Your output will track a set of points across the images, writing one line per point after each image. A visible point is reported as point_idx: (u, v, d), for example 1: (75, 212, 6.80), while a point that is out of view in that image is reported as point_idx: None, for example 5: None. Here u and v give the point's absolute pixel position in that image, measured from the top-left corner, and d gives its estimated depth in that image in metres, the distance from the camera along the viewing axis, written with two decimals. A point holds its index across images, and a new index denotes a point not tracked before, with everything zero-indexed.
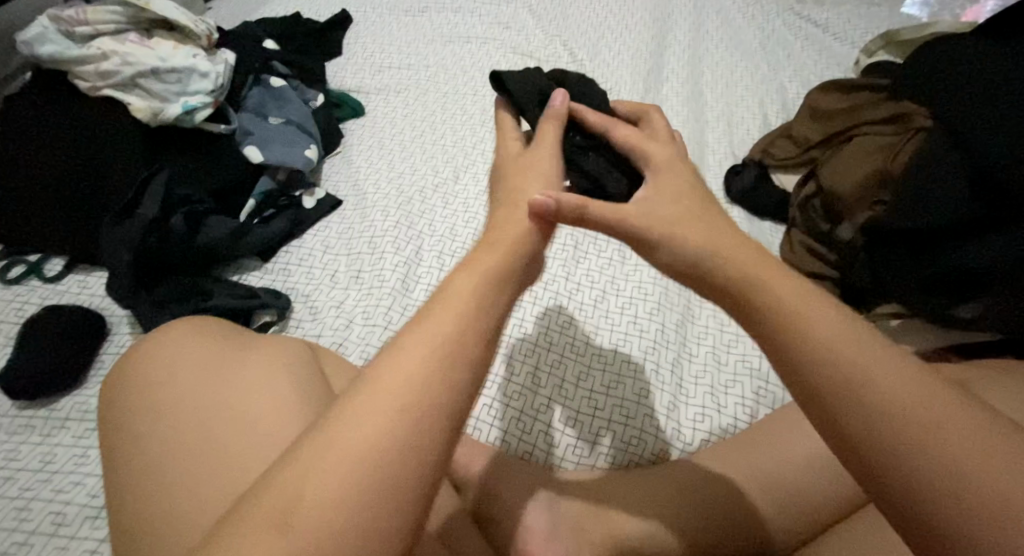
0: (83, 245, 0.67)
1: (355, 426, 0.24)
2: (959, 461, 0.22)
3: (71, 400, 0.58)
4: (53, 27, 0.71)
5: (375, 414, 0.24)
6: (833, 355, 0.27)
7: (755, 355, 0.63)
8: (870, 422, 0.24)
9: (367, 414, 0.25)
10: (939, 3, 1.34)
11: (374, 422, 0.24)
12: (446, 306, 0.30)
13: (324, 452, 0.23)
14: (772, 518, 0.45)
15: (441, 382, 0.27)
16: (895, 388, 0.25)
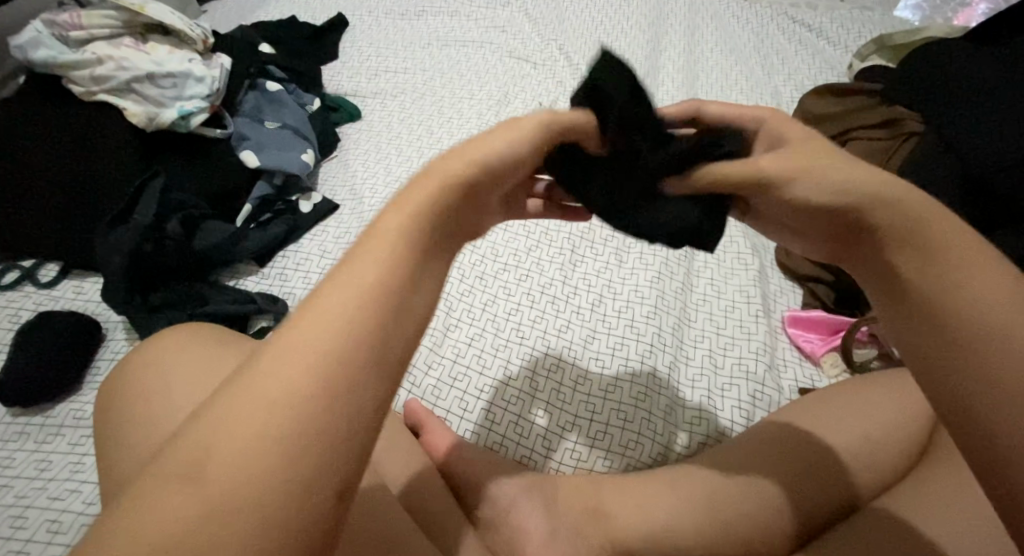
0: (79, 251, 0.67)
1: (245, 398, 0.20)
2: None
3: (65, 407, 0.58)
4: (48, 32, 0.70)
5: (265, 383, 0.20)
6: (966, 307, 0.28)
7: (751, 358, 0.63)
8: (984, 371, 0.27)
9: (258, 383, 0.20)
10: (931, 7, 1.35)
11: (265, 395, 0.20)
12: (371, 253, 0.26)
13: (213, 432, 0.19)
14: (831, 496, 0.46)
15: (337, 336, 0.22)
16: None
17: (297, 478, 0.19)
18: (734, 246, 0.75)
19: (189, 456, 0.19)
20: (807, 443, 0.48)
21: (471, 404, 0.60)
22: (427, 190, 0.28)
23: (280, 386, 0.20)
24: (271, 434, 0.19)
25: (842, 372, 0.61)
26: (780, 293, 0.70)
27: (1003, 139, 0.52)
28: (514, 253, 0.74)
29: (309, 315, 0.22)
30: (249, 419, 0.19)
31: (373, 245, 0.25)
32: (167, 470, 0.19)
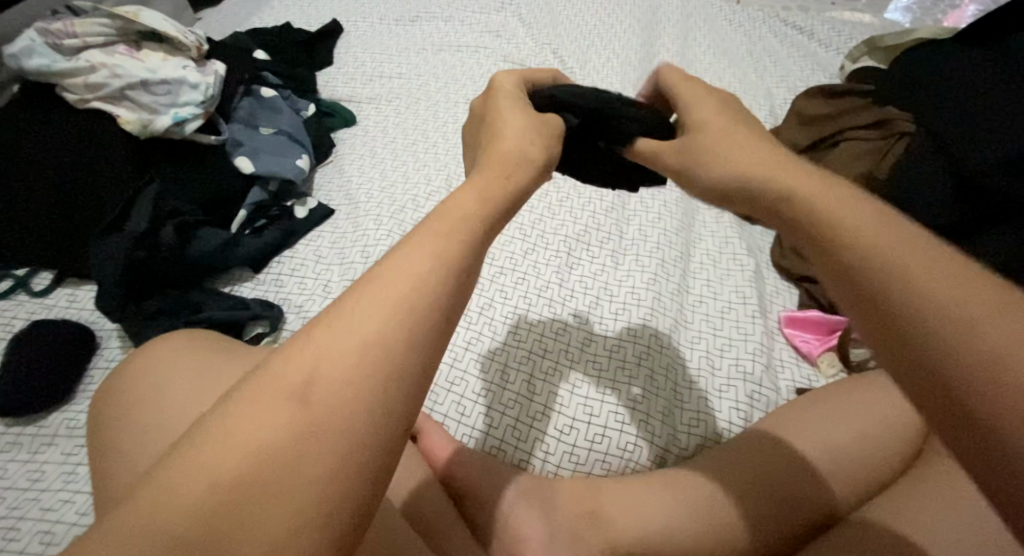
0: (73, 259, 0.66)
1: (315, 374, 0.22)
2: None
3: (59, 416, 0.57)
4: (40, 40, 0.70)
5: (336, 362, 0.22)
6: (885, 267, 0.26)
7: (749, 359, 0.63)
8: (925, 331, 0.23)
9: (329, 361, 0.22)
10: (920, 9, 1.37)
11: (335, 375, 0.22)
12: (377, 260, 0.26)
13: (285, 398, 0.21)
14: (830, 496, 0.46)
15: (403, 327, 0.24)
16: (962, 299, 0.23)
17: (373, 455, 0.21)
18: (730, 247, 0.75)
19: (265, 414, 0.21)
20: (802, 444, 0.48)
21: (469, 408, 0.60)
22: (468, 203, 0.31)
23: (354, 367, 0.22)
24: (348, 410, 0.21)
25: (840, 372, 0.62)
26: (777, 294, 0.70)
27: (994, 140, 0.52)
28: (511, 257, 0.74)
29: (366, 302, 0.24)
30: (325, 398, 0.21)
31: (424, 238, 0.27)
32: (234, 428, 0.20)
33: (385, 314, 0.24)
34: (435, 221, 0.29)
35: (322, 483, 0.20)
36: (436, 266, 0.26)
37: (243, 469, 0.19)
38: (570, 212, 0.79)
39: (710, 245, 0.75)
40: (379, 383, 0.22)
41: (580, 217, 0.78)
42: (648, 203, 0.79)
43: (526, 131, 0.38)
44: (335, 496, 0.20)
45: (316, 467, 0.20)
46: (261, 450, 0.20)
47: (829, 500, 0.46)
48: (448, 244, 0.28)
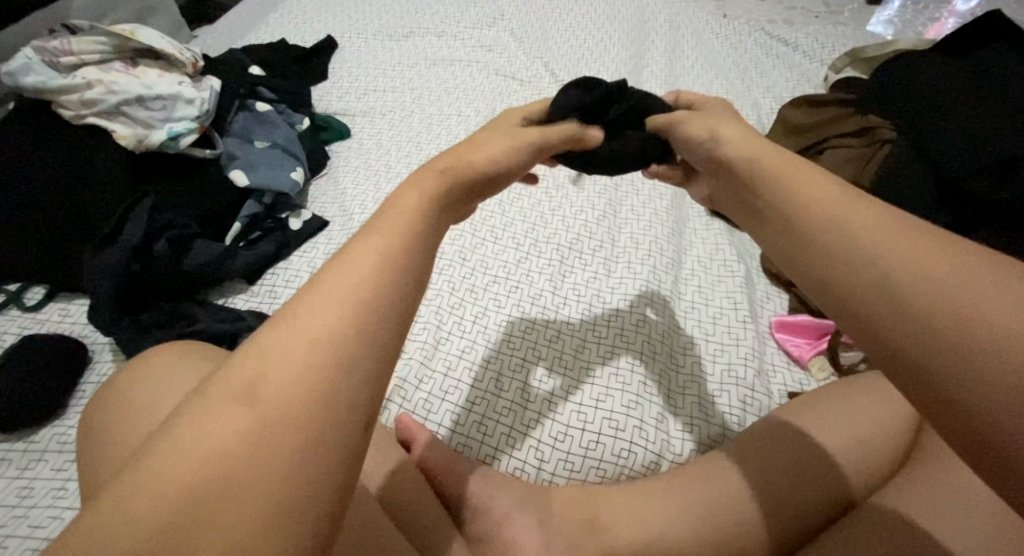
0: (66, 273, 0.67)
1: (264, 378, 0.22)
2: (982, 328, 0.22)
3: (49, 431, 0.57)
4: (37, 59, 0.70)
5: (285, 363, 0.23)
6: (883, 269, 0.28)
7: (740, 364, 0.63)
8: (892, 304, 0.26)
9: (279, 362, 0.23)
10: (902, 22, 1.40)
11: (285, 375, 0.22)
12: (364, 267, 0.27)
13: (235, 401, 0.21)
14: (823, 497, 0.46)
15: (351, 328, 0.25)
16: (930, 270, 0.26)
17: (331, 451, 0.22)
18: (720, 253, 0.76)
19: (215, 417, 0.21)
20: (793, 450, 0.48)
21: (464, 417, 0.60)
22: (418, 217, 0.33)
23: (301, 367, 0.23)
24: (300, 407, 0.22)
25: (831, 376, 0.62)
26: (768, 300, 0.71)
27: (975, 153, 0.55)
28: (504, 265, 0.74)
29: (315, 307, 0.25)
30: (281, 398, 0.22)
31: (369, 246, 0.29)
32: (186, 434, 0.20)
33: (331, 317, 0.25)
34: (404, 233, 0.30)
35: (278, 479, 0.20)
36: (392, 273, 0.27)
37: (197, 471, 0.19)
38: (563, 221, 0.80)
39: (701, 252, 0.76)
40: (329, 380, 0.23)
41: (573, 225, 0.79)
42: (638, 211, 0.80)
43: (495, 160, 0.42)
44: (295, 494, 0.20)
45: (270, 465, 0.20)
46: (214, 453, 0.20)
47: (821, 501, 0.46)
48: (400, 255, 0.29)
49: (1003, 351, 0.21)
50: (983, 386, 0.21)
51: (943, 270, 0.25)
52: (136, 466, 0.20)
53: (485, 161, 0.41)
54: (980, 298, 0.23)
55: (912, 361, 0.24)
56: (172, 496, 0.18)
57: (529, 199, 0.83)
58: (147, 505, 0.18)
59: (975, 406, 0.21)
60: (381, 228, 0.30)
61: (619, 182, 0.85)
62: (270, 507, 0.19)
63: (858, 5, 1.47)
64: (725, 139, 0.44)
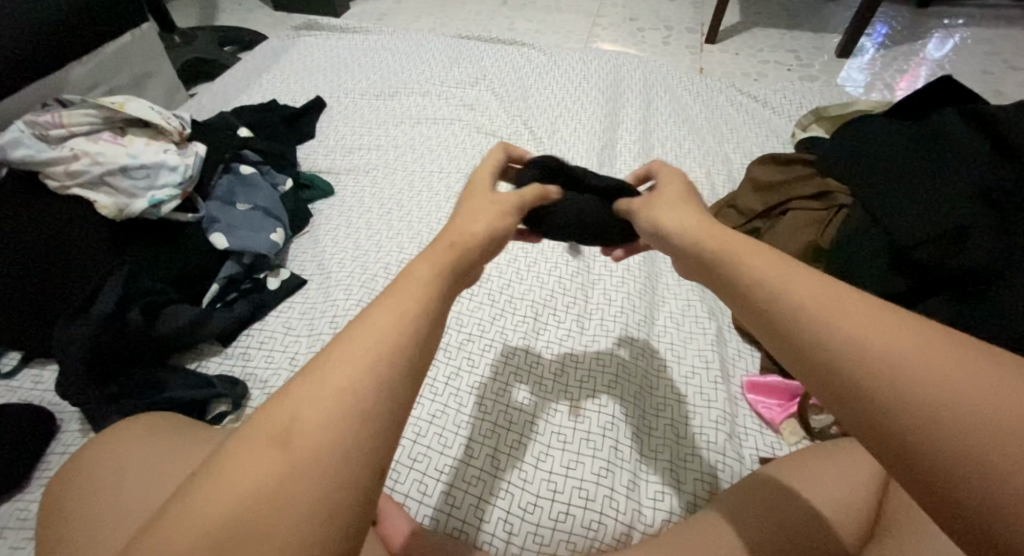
0: (42, 341, 0.68)
1: (296, 421, 0.25)
2: (962, 412, 0.22)
3: (10, 506, 0.57)
4: (28, 132, 0.72)
5: (315, 407, 0.25)
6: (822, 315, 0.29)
7: (712, 427, 0.63)
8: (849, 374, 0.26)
9: (310, 408, 0.25)
10: (872, 75, 1.46)
11: (310, 419, 0.25)
12: (375, 320, 0.29)
13: (264, 445, 0.24)
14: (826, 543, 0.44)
15: (373, 378, 0.27)
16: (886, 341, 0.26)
17: (357, 486, 0.24)
18: (692, 309, 0.77)
19: (252, 458, 0.23)
20: (776, 513, 0.46)
21: (431, 487, 0.59)
22: (424, 280, 0.34)
23: (328, 411, 0.25)
24: (326, 449, 0.24)
25: (802, 439, 0.62)
26: (738, 358, 0.71)
27: (928, 220, 0.56)
28: (479, 322, 0.75)
29: (339, 361, 0.27)
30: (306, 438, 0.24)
31: (388, 306, 0.31)
32: (226, 473, 0.23)
33: (358, 367, 0.27)
34: (392, 295, 0.32)
35: (302, 517, 0.22)
36: (397, 337, 0.29)
37: (233, 509, 0.22)
38: (537, 277, 0.81)
39: (673, 307, 0.77)
40: (351, 428, 0.25)
41: (547, 281, 0.80)
42: (612, 267, 0.81)
43: (475, 233, 0.41)
44: (313, 530, 0.22)
45: (299, 497, 0.23)
46: (248, 492, 0.22)
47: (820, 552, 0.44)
48: (414, 315, 0.31)
49: (986, 440, 0.21)
50: (979, 476, 0.21)
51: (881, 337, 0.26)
52: (177, 507, 0.22)
53: (469, 230, 0.41)
54: (939, 375, 0.24)
55: (893, 440, 0.24)
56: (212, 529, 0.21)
57: (506, 253, 0.84)
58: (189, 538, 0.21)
59: (975, 497, 0.21)
60: (397, 291, 0.32)
61: None
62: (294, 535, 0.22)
63: (828, 58, 1.53)
64: (672, 209, 0.45)
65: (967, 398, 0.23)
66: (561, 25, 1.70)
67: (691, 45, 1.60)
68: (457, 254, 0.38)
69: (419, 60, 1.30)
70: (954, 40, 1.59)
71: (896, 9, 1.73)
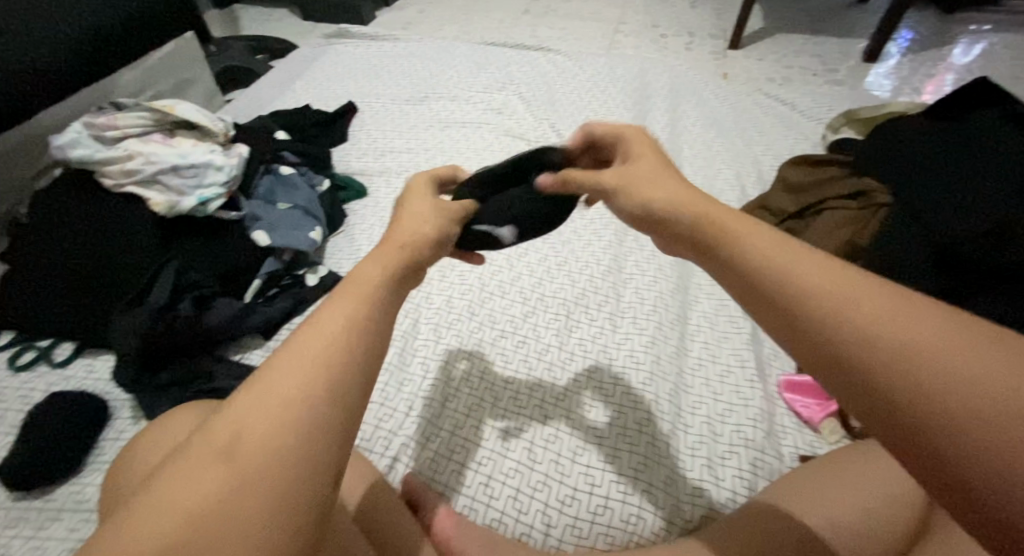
0: (94, 331, 0.71)
1: (240, 433, 0.25)
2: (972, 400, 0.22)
3: (67, 489, 0.59)
4: (86, 133, 0.76)
5: (260, 417, 0.25)
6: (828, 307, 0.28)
7: (749, 425, 0.63)
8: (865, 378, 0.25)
9: (252, 419, 0.25)
10: (899, 79, 1.45)
11: (256, 429, 0.25)
12: (322, 325, 0.30)
13: (211, 460, 0.24)
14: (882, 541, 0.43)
15: (319, 384, 0.27)
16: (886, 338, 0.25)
17: (310, 487, 0.25)
18: (726, 309, 0.77)
19: (196, 474, 0.24)
20: (835, 511, 0.44)
21: (469, 479, 0.60)
22: (369, 278, 0.34)
23: (274, 420, 0.25)
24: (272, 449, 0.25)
25: (842, 439, 0.62)
26: (774, 357, 0.71)
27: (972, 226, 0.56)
28: (512, 319, 0.76)
29: (285, 370, 0.27)
30: (252, 447, 0.25)
31: (333, 311, 0.31)
32: (180, 481, 0.24)
33: (301, 375, 0.27)
34: (347, 298, 0.32)
35: (259, 518, 0.23)
36: (341, 339, 0.29)
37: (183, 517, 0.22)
38: (568, 276, 0.82)
39: (707, 306, 0.77)
40: (298, 434, 0.25)
41: (578, 280, 0.81)
42: (643, 267, 0.82)
43: (422, 232, 0.41)
44: (268, 533, 0.23)
45: (250, 505, 0.23)
46: (206, 498, 0.23)
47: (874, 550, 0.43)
48: (357, 318, 0.31)
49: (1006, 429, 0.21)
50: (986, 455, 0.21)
51: (891, 327, 0.26)
52: (117, 524, 0.22)
53: (413, 229, 0.41)
54: (942, 369, 0.23)
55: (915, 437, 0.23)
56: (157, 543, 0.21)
57: (536, 253, 0.85)
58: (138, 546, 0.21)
59: (990, 483, 0.21)
60: (341, 293, 0.33)
61: (624, 238, 0.87)
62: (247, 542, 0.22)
63: (853, 62, 1.53)
64: (646, 182, 0.41)
65: (981, 385, 0.22)
66: (584, 32, 1.72)
67: (714, 50, 1.61)
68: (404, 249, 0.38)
69: (447, 66, 1.33)
70: (982, 45, 1.57)
71: (921, 15, 1.72)
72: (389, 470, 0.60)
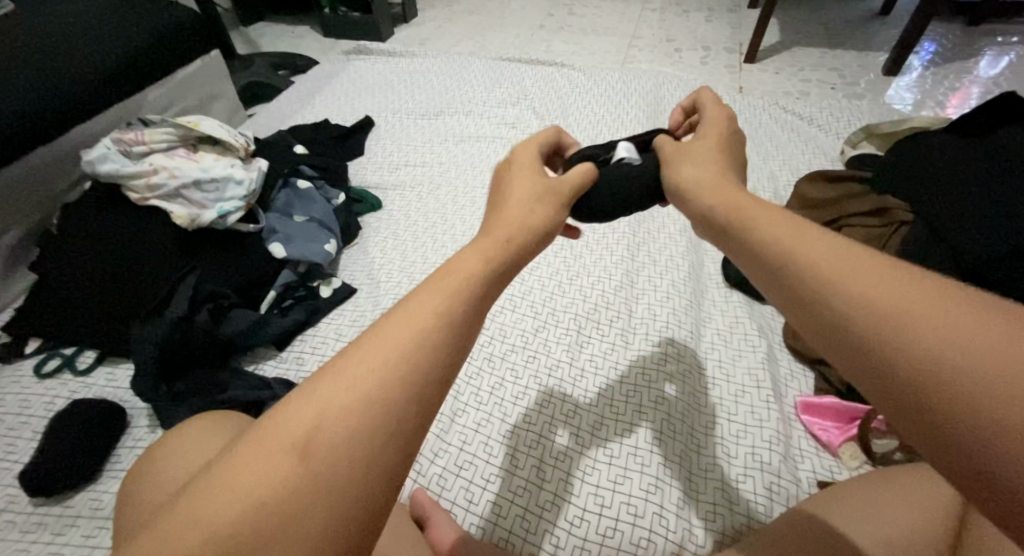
0: (116, 341, 0.73)
1: (319, 428, 0.24)
2: (975, 388, 0.21)
3: (84, 496, 0.60)
4: (114, 148, 0.79)
5: (336, 407, 0.24)
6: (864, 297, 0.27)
7: (765, 448, 0.61)
8: (869, 340, 0.26)
9: (330, 408, 0.24)
10: (922, 92, 1.43)
11: (335, 418, 0.24)
12: (417, 303, 0.29)
13: (290, 448, 0.23)
14: None
15: (403, 373, 0.26)
16: (896, 311, 0.25)
17: (370, 477, 0.24)
18: (739, 327, 0.76)
19: (274, 460, 0.23)
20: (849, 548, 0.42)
21: (477, 495, 0.59)
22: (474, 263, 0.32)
23: (349, 411, 0.24)
24: (361, 461, 0.23)
25: (864, 465, 0.60)
26: (790, 377, 0.69)
27: (993, 246, 0.54)
28: (523, 334, 0.76)
29: (368, 354, 0.26)
30: (335, 436, 0.24)
31: (424, 302, 0.29)
32: (244, 467, 0.23)
33: (388, 365, 0.26)
34: (443, 280, 0.30)
35: (332, 513, 0.22)
36: (434, 322, 0.28)
37: (249, 509, 0.21)
38: (580, 290, 0.81)
39: (720, 324, 0.76)
40: (374, 424, 0.24)
41: (590, 295, 0.80)
42: (656, 282, 0.82)
43: (534, 221, 0.37)
44: (337, 524, 0.22)
45: (322, 504, 0.22)
46: (332, 446, 0.23)
47: None
48: (453, 305, 0.29)
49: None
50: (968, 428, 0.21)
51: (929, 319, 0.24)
52: (208, 492, 0.22)
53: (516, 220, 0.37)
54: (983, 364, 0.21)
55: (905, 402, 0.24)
56: (237, 525, 0.21)
57: (548, 267, 0.85)
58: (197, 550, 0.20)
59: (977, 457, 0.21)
60: (445, 275, 0.31)
61: (636, 253, 0.86)
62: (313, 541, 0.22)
63: (873, 76, 1.50)
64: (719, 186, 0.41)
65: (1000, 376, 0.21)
66: (598, 47, 1.73)
67: (730, 64, 1.61)
68: (502, 250, 0.34)
69: (463, 81, 1.34)
70: (1009, 58, 1.54)
71: (945, 27, 1.69)
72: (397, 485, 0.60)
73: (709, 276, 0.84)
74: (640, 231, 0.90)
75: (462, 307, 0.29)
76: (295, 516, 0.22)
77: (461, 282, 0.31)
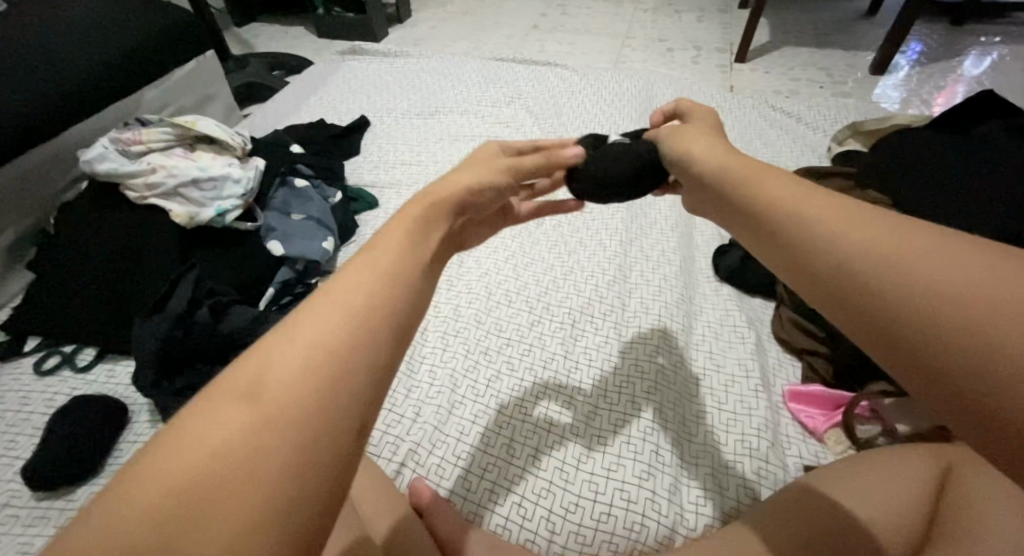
0: (115, 338, 0.74)
1: (267, 379, 0.21)
2: (998, 326, 0.21)
3: (87, 489, 0.61)
4: (112, 148, 0.80)
5: (289, 360, 0.22)
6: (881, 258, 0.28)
7: (754, 435, 0.63)
8: (889, 300, 0.26)
9: (280, 361, 0.22)
10: (908, 90, 1.46)
11: (285, 371, 0.22)
12: (364, 265, 0.27)
13: (237, 402, 0.21)
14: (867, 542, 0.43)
15: (359, 323, 0.24)
16: (917, 268, 0.26)
17: (330, 433, 0.21)
18: (730, 320, 0.78)
19: (219, 417, 0.20)
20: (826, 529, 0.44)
21: (475, 484, 0.61)
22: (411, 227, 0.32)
23: (304, 361, 0.22)
24: (312, 409, 0.21)
25: (848, 450, 0.62)
26: (779, 368, 0.72)
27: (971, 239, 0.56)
28: (517, 328, 0.77)
29: (321, 307, 0.24)
30: (287, 392, 0.21)
31: (375, 261, 0.28)
32: (178, 440, 0.20)
33: (345, 315, 0.24)
34: (392, 244, 0.30)
35: (285, 467, 0.19)
36: (384, 281, 0.26)
37: (203, 471, 0.18)
38: (573, 285, 0.83)
39: (711, 316, 0.78)
40: (331, 374, 0.22)
41: (583, 290, 0.82)
42: (648, 277, 0.83)
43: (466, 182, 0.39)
44: (296, 482, 0.19)
45: (274, 461, 0.19)
46: (286, 398, 0.21)
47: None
48: (401, 266, 0.28)
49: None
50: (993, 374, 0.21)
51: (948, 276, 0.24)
52: (142, 458, 0.19)
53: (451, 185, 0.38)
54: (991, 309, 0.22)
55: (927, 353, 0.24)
56: (174, 492, 0.18)
57: (541, 264, 0.87)
58: (100, 549, 0.16)
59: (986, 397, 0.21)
60: (386, 240, 0.30)
61: (629, 248, 0.88)
62: (264, 506, 0.18)
63: (861, 75, 1.53)
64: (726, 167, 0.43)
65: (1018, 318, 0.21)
66: (592, 47, 1.75)
67: (721, 63, 1.63)
68: (430, 212, 0.34)
69: (457, 81, 1.36)
70: (992, 57, 1.57)
71: (931, 27, 1.73)
72: (396, 476, 0.61)
73: (700, 271, 0.86)
74: (633, 227, 0.92)
75: (414, 270, 0.29)
76: (247, 472, 0.19)
77: (399, 243, 0.30)
